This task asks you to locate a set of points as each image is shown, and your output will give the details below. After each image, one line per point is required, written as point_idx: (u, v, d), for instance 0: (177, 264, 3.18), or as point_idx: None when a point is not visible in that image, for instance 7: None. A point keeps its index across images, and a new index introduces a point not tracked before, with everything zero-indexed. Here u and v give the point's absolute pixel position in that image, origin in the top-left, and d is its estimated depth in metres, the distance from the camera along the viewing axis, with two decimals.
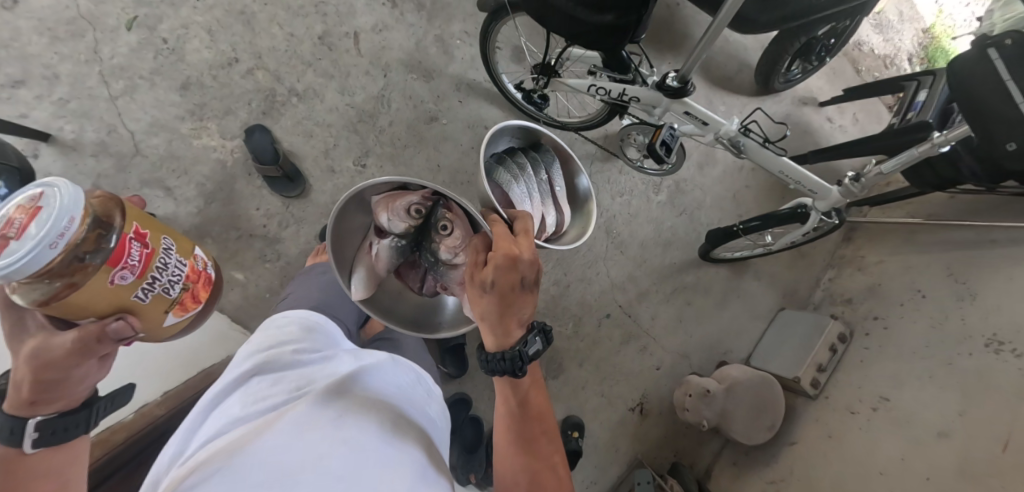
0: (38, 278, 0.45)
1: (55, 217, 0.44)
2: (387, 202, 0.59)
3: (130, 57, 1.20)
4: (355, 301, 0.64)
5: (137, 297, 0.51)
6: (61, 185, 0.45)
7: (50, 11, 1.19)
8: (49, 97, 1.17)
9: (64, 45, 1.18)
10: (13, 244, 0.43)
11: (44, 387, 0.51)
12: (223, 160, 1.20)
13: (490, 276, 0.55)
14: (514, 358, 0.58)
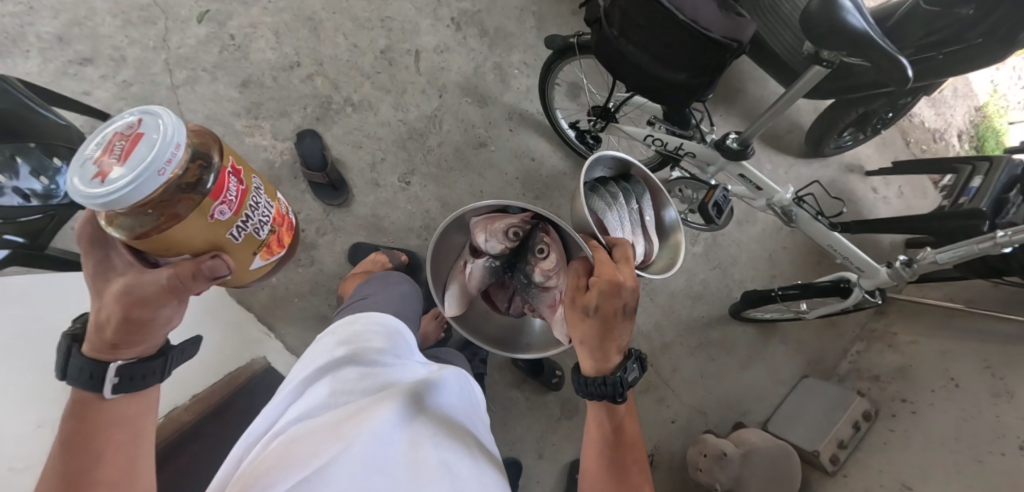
0: (141, 210, 0.45)
1: (160, 147, 0.43)
2: (487, 223, 0.64)
3: (196, 49, 1.22)
4: (446, 317, 0.70)
5: (231, 236, 0.51)
6: (162, 115, 0.45)
7: None
8: (113, 78, 1.20)
9: (135, 30, 1.22)
10: (118, 170, 0.43)
11: (126, 328, 0.50)
12: (271, 160, 1.21)
13: (595, 300, 0.56)
14: (614, 384, 0.57)
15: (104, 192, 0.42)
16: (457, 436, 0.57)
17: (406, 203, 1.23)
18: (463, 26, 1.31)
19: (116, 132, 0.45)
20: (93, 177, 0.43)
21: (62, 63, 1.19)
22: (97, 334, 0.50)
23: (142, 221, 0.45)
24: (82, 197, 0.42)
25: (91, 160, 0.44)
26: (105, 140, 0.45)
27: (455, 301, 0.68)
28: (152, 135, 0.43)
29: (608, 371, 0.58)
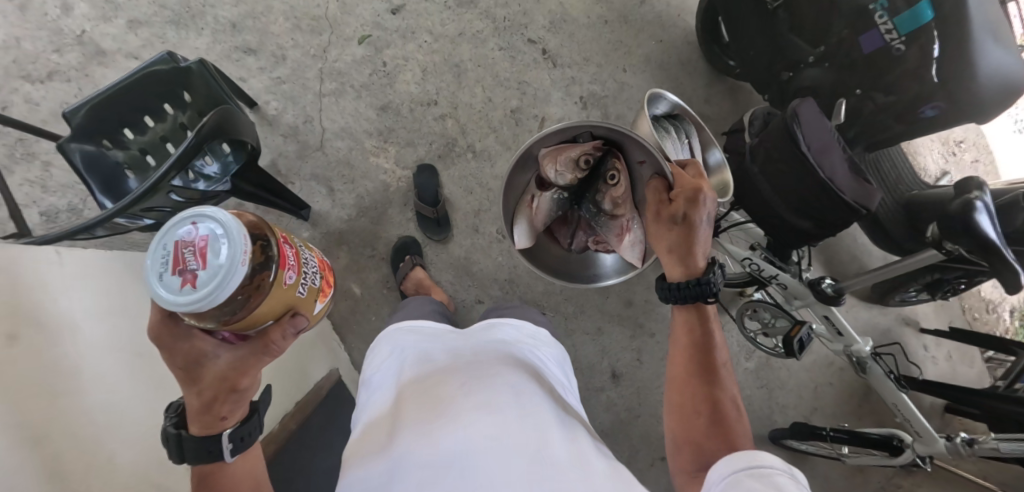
0: (232, 298, 0.52)
1: (229, 248, 0.50)
2: (554, 155, 0.73)
3: (349, 66, 1.32)
4: (518, 250, 0.79)
5: (299, 294, 0.60)
6: (213, 215, 0.52)
7: (302, 4, 1.33)
8: (269, 73, 1.30)
9: (301, 36, 1.32)
10: (203, 276, 0.50)
11: (223, 396, 0.58)
12: (387, 184, 1.30)
13: (682, 209, 0.67)
14: (699, 286, 0.67)
15: (199, 299, 0.49)
16: (496, 372, 0.66)
17: (498, 255, 1.30)
18: (588, 106, 1.40)
19: (178, 240, 0.51)
20: (181, 289, 0.50)
21: (229, 48, 1.30)
22: (196, 413, 0.58)
23: (224, 314, 0.52)
24: (187, 309, 0.50)
25: (167, 274, 0.50)
26: (172, 250, 0.51)
27: (525, 232, 0.78)
28: (220, 239, 0.51)
29: (695, 276, 0.69)
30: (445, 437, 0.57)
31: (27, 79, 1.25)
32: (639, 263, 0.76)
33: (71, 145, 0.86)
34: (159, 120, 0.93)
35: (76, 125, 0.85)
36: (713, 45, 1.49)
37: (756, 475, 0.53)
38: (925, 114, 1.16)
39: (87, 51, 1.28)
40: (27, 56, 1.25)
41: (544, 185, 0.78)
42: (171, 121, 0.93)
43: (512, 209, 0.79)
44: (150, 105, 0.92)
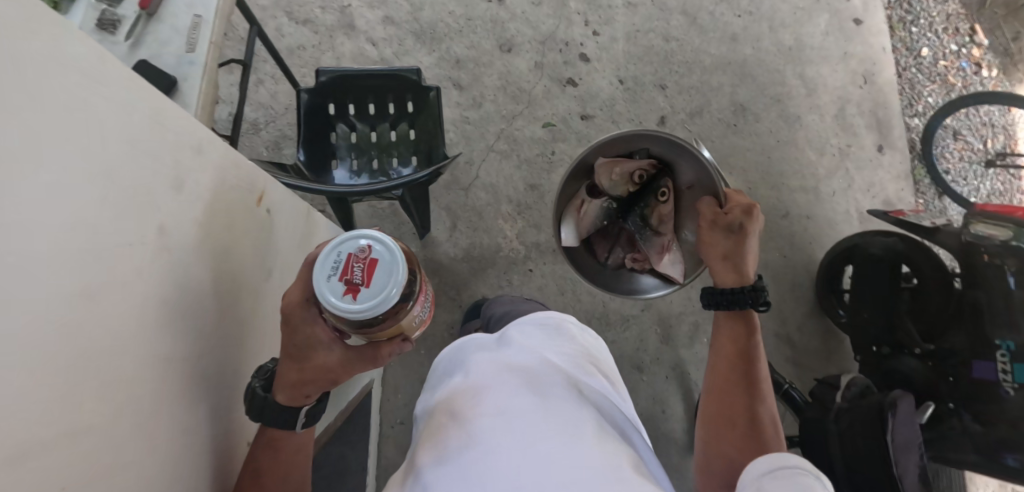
0: (374, 319, 0.53)
1: (393, 278, 0.52)
2: (611, 166, 0.99)
3: (525, 139, 1.50)
4: (563, 246, 1.04)
5: (415, 324, 0.59)
6: (385, 243, 0.54)
7: (516, 74, 1.55)
8: (461, 109, 1.50)
9: (502, 96, 1.52)
10: (365, 292, 0.52)
11: (314, 381, 0.61)
12: (500, 248, 1.41)
13: (736, 218, 0.83)
14: (745, 297, 0.81)
15: (355, 312, 0.51)
16: (495, 374, 0.63)
17: None
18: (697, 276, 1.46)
19: (348, 251, 0.53)
20: (338, 295, 0.52)
21: (444, 75, 1.52)
22: (283, 387, 0.60)
23: (360, 328, 0.53)
24: (341, 317, 0.52)
25: (331, 277, 0.52)
26: (341, 257, 0.53)
27: (572, 229, 1.03)
28: (388, 264, 0.53)
29: (747, 284, 0.83)
30: (448, 451, 0.54)
31: (288, 16, 1.51)
32: (677, 276, 0.99)
33: (303, 95, 0.99)
34: (379, 110, 1.04)
35: (320, 84, 0.99)
36: (828, 288, 1.53)
37: (793, 472, 0.57)
38: (1006, 460, 1.12)
39: (342, 20, 1.53)
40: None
41: (594, 195, 1.03)
42: (387, 117, 1.04)
43: (565, 213, 1.04)
44: (381, 96, 1.03)
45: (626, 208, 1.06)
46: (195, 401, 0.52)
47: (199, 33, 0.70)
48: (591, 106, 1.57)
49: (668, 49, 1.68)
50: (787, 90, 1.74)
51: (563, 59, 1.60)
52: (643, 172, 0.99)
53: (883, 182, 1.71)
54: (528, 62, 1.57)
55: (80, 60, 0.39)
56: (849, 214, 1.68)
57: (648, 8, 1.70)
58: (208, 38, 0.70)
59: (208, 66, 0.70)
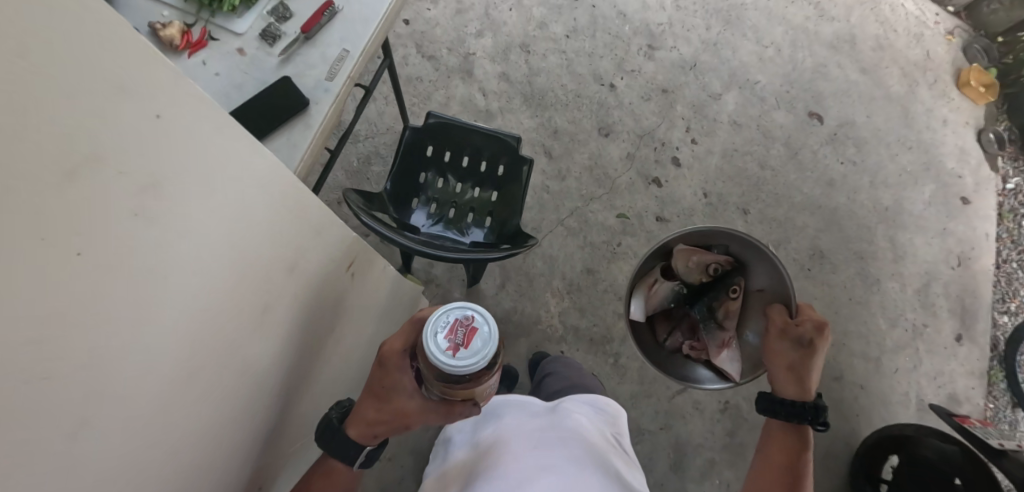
0: (462, 377, 0.63)
1: (489, 347, 0.62)
2: (689, 255, 1.19)
3: (595, 223, 1.53)
4: (631, 318, 1.24)
5: (485, 396, 0.69)
6: (487, 317, 0.64)
7: (605, 159, 1.62)
8: (544, 176, 1.57)
9: (586, 176, 1.59)
10: (463, 351, 0.62)
11: (388, 421, 0.77)
12: (539, 320, 1.42)
13: (807, 332, 0.91)
14: (808, 409, 0.88)
15: (451, 367, 0.61)
16: (545, 428, 0.78)
17: None
18: (726, 412, 1.40)
19: (458, 315, 0.63)
20: (443, 350, 0.61)
21: (539, 142, 1.62)
22: (362, 420, 0.77)
23: (451, 381, 0.63)
24: (440, 367, 0.61)
25: (438, 335, 0.62)
26: (450, 318, 0.63)
27: (642, 305, 1.23)
28: (486, 335, 0.62)
29: (808, 399, 0.90)
30: (503, 473, 0.68)
31: (418, 50, 1.69)
32: (732, 370, 1.16)
33: (411, 128, 1.12)
34: (472, 163, 1.15)
35: (428, 124, 1.12)
36: (865, 475, 1.41)
37: None
38: None
39: (462, 66, 1.69)
40: (431, 39, 1.71)
41: (666, 278, 1.24)
42: (477, 178, 1.14)
43: (640, 289, 1.24)
44: (477, 151, 1.14)
45: (696, 298, 1.26)
46: (260, 411, 0.64)
47: (343, 66, 0.89)
48: (670, 209, 1.59)
49: (761, 176, 1.69)
50: (873, 250, 1.68)
51: (656, 158, 1.64)
52: (718, 265, 1.19)
53: (953, 374, 1.59)
54: (621, 150, 1.64)
55: (174, 131, 0.41)
56: (907, 397, 1.56)
57: (751, 132, 1.74)
58: (349, 72, 0.89)
59: (341, 93, 0.89)
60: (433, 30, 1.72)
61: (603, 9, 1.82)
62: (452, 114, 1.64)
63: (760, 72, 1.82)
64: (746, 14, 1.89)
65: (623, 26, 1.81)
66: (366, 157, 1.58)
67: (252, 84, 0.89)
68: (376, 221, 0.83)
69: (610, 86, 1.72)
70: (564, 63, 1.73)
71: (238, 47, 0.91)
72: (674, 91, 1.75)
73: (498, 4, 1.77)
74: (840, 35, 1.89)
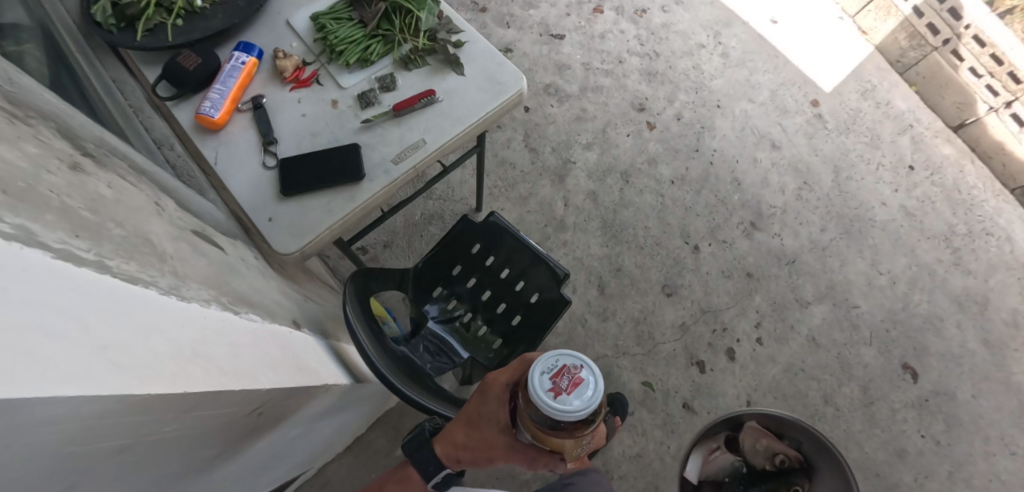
0: (560, 419, 0.64)
1: (592, 398, 0.63)
2: (757, 435, 1.18)
3: (617, 382, 1.45)
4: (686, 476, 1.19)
5: (575, 449, 0.68)
6: (594, 370, 0.66)
7: (655, 320, 1.53)
8: (587, 311, 1.52)
9: (628, 329, 1.51)
10: (565, 397, 0.64)
11: (474, 451, 0.76)
12: None
13: None
14: None
15: (552, 408, 0.63)
16: None
17: None
18: None
19: (566, 362, 0.66)
20: (546, 390, 0.64)
21: (598, 274, 1.56)
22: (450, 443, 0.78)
23: (549, 424, 0.65)
24: (542, 406, 0.64)
25: (545, 375, 0.65)
26: (557, 363, 0.66)
27: (698, 467, 1.19)
28: (590, 385, 0.64)
29: None
30: None
31: (524, 140, 1.71)
32: None
33: (470, 218, 1.18)
34: (508, 277, 1.15)
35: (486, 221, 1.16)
36: None
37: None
38: None
39: (558, 169, 1.68)
40: (541, 134, 1.72)
41: (729, 447, 1.21)
42: (506, 294, 1.15)
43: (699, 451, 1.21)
44: (518, 268, 1.15)
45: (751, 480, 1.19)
46: None
47: (412, 156, 0.89)
48: (703, 400, 1.45)
49: (820, 410, 1.49)
50: None
51: (710, 339, 1.52)
52: (786, 458, 1.15)
53: None
54: (676, 317, 1.54)
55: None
56: None
57: (827, 356, 1.55)
58: (413, 163, 0.88)
59: (397, 179, 0.88)
60: (547, 126, 1.74)
61: (720, 169, 1.75)
62: (527, 211, 1.62)
63: (863, 296, 1.64)
64: (870, 232, 1.74)
65: (733, 193, 1.72)
66: (427, 216, 1.59)
67: (326, 136, 0.90)
68: (355, 319, 0.80)
69: (694, 246, 1.63)
70: (657, 205, 1.66)
71: (333, 98, 0.93)
72: (759, 278, 1.62)
73: (618, 126, 1.76)
74: (971, 294, 1.68)
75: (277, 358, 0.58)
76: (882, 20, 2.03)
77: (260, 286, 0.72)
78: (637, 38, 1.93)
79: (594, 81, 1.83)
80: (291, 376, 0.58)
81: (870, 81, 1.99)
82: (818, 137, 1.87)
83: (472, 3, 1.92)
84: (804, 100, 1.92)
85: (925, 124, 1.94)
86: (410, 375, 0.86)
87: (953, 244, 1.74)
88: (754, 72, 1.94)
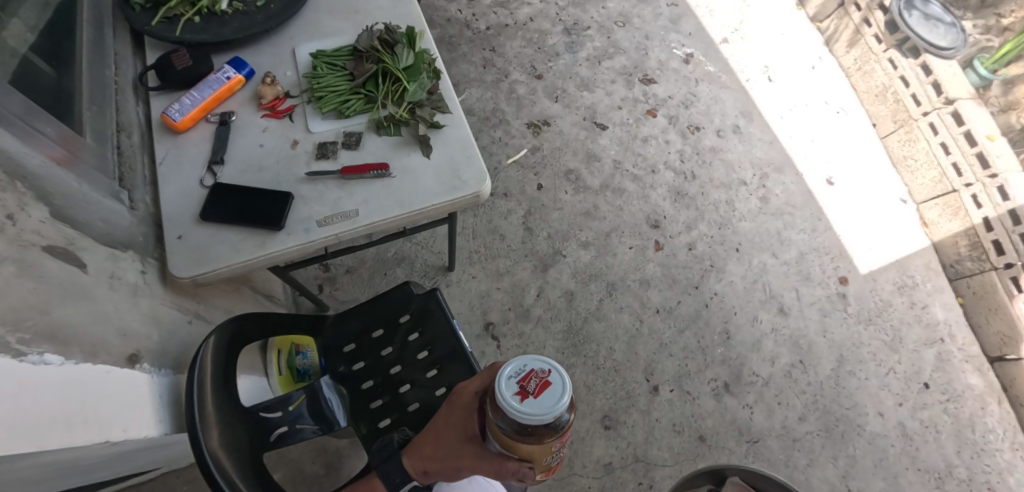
0: (524, 425, 0.61)
1: (560, 401, 0.59)
2: None
3: None
4: None
5: (543, 459, 0.65)
6: (563, 374, 0.62)
7: (582, 449, 1.42)
8: None
9: None
10: (532, 400, 0.60)
11: (442, 459, 0.78)
12: None
13: None
14: None
15: (514, 411, 0.59)
16: None
17: None
18: None
19: (531, 365, 0.62)
20: (512, 393, 0.60)
21: None
22: (420, 456, 0.81)
23: (516, 432, 0.61)
24: (505, 411, 0.60)
25: (511, 378, 0.61)
26: (521, 366, 0.62)
27: None
28: (558, 387, 0.60)
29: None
30: None
31: (525, 218, 1.66)
32: None
33: (411, 287, 1.18)
34: (424, 360, 1.13)
35: (424, 298, 1.16)
36: None
37: None
38: None
39: (546, 258, 1.61)
40: (543, 217, 1.67)
41: None
42: (415, 376, 1.11)
43: None
44: (437, 353, 1.13)
45: None
46: None
47: (338, 223, 0.85)
48: None
49: None
50: None
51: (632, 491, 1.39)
52: None
53: None
54: (605, 455, 1.42)
55: None
56: None
57: None
58: (336, 230, 0.85)
59: (314, 242, 0.85)
60: (553, 211, 1.68)
61: (713, 315, 1.63)
62: (497, 287, 1.56)
63: None
64: (854, 439, 1.56)
65: (718, 344, 1.60)
66: (399, 261, 1.56)
67: (269, 174, 0.88)
68: (203, 372, 0.76)
69: (653, 386, 1.51)
70: (631, 330, 1.57)
71: (295, 138, 0.91)
72: (711, 445, 1.48)
73: (624, 235, 1.68)
74: None
75: (38, 418, 0.54)
76: (947, 218, 1.89)
77: (113, 313, 0.70)
78: (680, 153, 1.85)
79: (619, 181, 1.76)
80: (40, 442, 0.54)
81: (912, 277, 1.83)
82: (833, 317, 1.71)
83: (530, 68, 1.91)
84: (832, 273, 1.78)
85: (960, 343, 1.74)
86: (245, 445, 0.81)
87: (944, 487, 1.53)
88: (788, 226, 1.82)
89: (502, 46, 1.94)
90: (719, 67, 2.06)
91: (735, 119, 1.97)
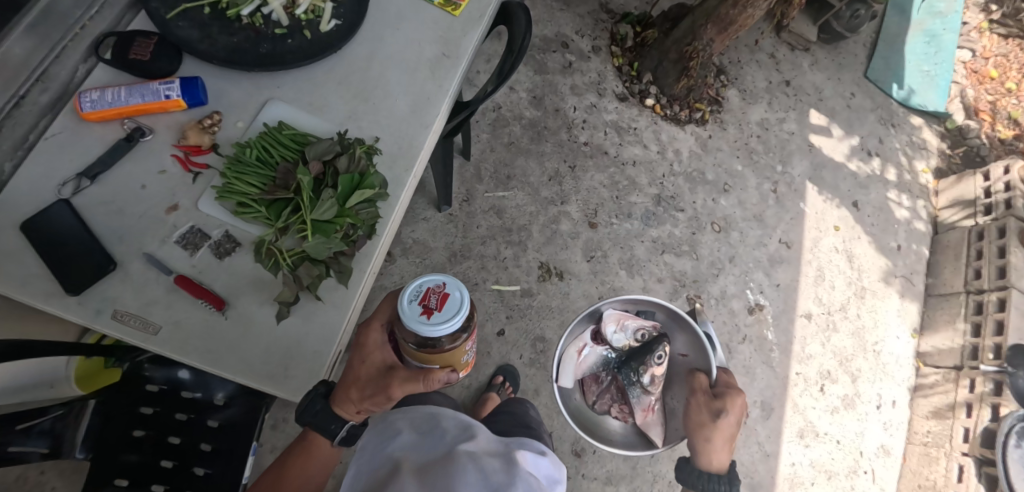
0: (437, 341, 0.63)
1: (461, 302, 0.62)
2: None
3: None
4: None
5: (459, 358, 0.68)
6: (458, 283, 0.64)
7: None
8: None
9: None
10: (437, 315, 0.62)
11: (370, 395, 0.71)
12: None
13: None
14: None
15: (425, 326, 0.61)
16: None
17: None
18: None
19: (418, 287, 0.63)
20: (415, 313, 0.62)
21: None
22: (349, 400, 0.73)
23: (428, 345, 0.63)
24: (420, 329, 0.61)
25: (411, 301, 0.63)
26: (415, 290, 0.63)
27: None
28: (452, 288, 0.63)
29: None
30: None
31: None
32: None
33: None
34: (202, 452, 1.02)
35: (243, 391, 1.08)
36: None
37: None
38: None
39: None
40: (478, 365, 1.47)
41: None
42: (185, 460, 1.01)
43: None
44: (219, 453, 1.03)
45: None
46: None
47: (131, 326, 0.72)
48: None
49: None
50: None
51: None
52: None
53: None
54: None
55: None
56: None
57: None
58: (121, 334, 0.71)
59: (95, 328, 0.71)
60: (492, 365, 1.48)
61: None
62: None
63: None
64: None
65: None
66: None
67: (117, 225, 0.75)
68: None
69: None
70: None
71: (175, 204, 0.77)
72: None
73: None
74: None
75: None
76: None
77: None
78: None
79: None
80: None
81: None
82: None
83: (591, 210, 1.69)
84: None
85: None
86: None
87: None
88: None
89: (584, 170, 1.73)
90: (778, 338, 1.74)
91: (750, 404, 1.66)
